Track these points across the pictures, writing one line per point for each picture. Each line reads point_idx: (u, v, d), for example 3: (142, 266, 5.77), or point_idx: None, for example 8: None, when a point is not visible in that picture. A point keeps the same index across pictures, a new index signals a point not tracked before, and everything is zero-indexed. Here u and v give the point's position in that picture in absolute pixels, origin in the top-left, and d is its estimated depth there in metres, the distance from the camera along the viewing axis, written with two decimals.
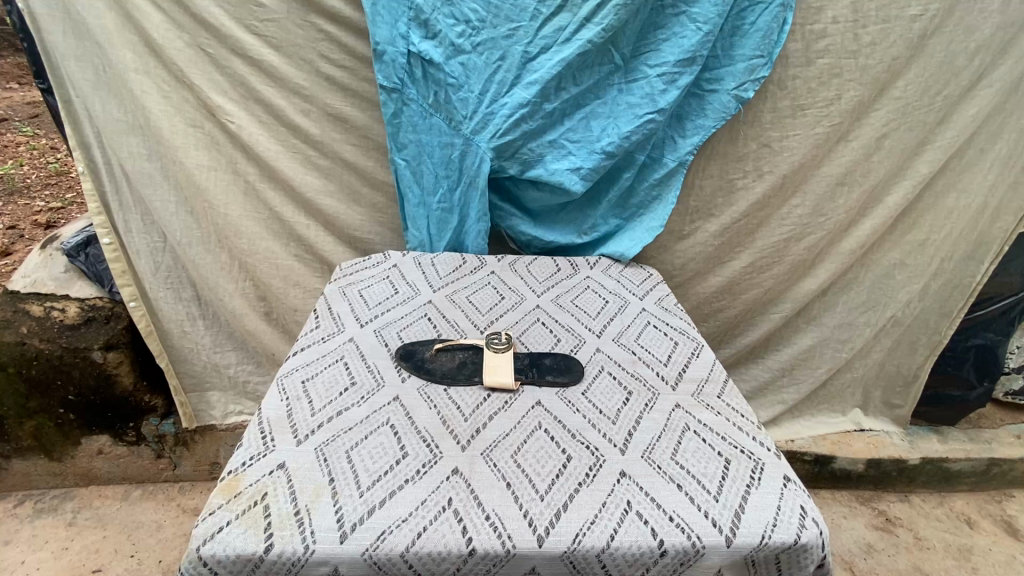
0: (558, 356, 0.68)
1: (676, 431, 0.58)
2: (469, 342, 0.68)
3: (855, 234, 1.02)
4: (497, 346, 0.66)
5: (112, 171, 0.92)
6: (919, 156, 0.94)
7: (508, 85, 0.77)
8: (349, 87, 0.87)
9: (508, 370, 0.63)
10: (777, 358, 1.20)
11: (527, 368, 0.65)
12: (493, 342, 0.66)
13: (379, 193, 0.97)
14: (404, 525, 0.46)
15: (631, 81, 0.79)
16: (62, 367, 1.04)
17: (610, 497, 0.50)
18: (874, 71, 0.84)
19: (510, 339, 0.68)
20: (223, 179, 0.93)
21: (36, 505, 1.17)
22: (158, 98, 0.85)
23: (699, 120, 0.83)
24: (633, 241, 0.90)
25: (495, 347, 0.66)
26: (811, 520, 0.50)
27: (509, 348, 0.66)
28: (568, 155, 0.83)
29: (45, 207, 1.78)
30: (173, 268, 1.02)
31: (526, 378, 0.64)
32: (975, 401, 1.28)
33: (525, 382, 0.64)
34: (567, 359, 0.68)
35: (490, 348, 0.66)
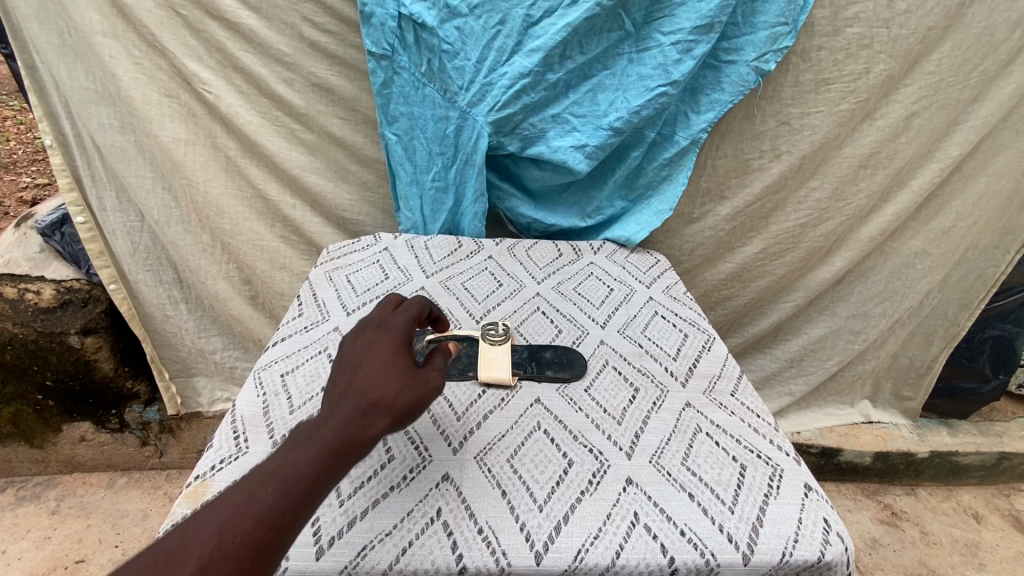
0: (560, 348, 0.63)
1: (687, 434, 0.53)
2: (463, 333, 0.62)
3: (875, 220, 0.97)
4: (494, 337, 0.60)
5: (83, 145, 0.86)
6: (949, 137, 0.88)
7: (508, 53, 0.71)
8: (335, 54, 0.80)
9: (506, 366, 0.58)
10: (785, 349, 1.16)
11: (524, 361, 0.61)
12: (489, 331, 0.61)
13: (369, 171, 0.91)
14: (388, 539, 0.42)
15: (643, 50, 0.73)
16: (37, 351, 0.99)
17: (615, 508, 0.46)
18: (907, 42, 0.78)
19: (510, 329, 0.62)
20: (202, 154, 0.87)
21: (19, 491, 1.13)
22: (127, 65, 0.79)
23: (715, 94, 0.77)
24: (640, 225, 0.85)
25: (491, 338, 0.60)
26: (835, 535, 0.45)
27: (508, 341, 0.60)
28: (572, 130, 0.76)
29: (31, 184, 1.72)
30: (153, 249, 0.97)
31: (525, 372, 0.59)
32: (989, 394, 1.23)
33: (522, 376, 0.59)
34: (569, 352, 0.63)
35: (486, 340, 0.60)
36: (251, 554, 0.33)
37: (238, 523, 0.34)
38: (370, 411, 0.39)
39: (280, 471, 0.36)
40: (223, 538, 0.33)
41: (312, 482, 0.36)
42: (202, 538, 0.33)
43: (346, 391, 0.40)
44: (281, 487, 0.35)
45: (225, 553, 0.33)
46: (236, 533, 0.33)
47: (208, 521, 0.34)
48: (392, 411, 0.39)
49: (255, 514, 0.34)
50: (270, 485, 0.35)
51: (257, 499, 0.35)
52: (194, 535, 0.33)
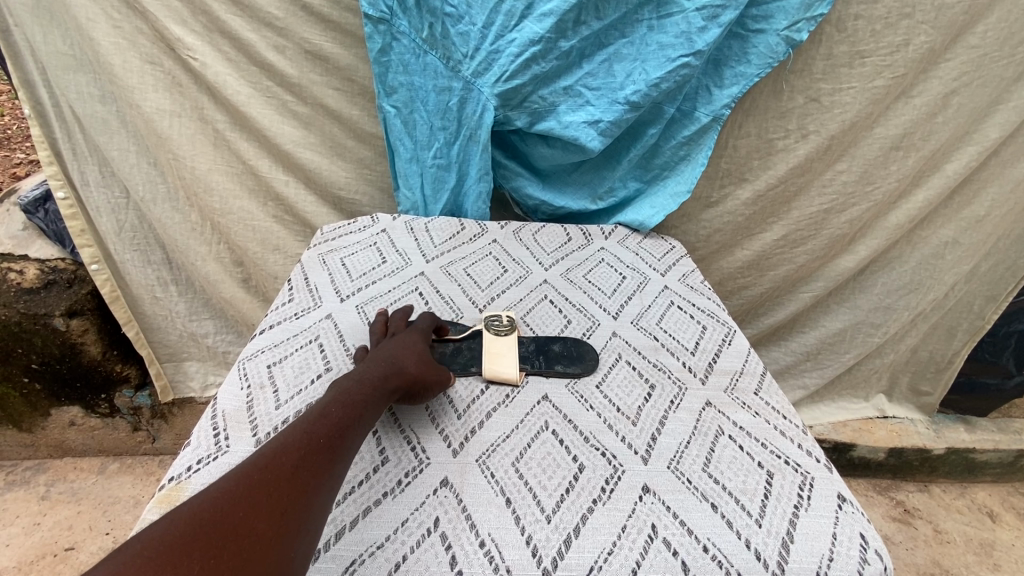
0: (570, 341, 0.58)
1: (708, 437, 0.49)
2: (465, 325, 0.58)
3: (904, 207, 0.91)
4: (499, 329, 0.56)
5: (62, 115, 0.81)
6: (989, 118, 0.82)
7: (518, 17, 0.65)
8: (330, 18, 0.74)
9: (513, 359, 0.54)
10: (800, 341, 1.12)
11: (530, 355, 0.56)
12: (494, 323, 0.57)
13: (367, 147, 0.86)
14: (378, 553, 0.38)
15: (664, 15, 0.66)
16: (21, 334, 0.95)
17: (631, 520, 0.41)
18: (952, 12, 0.71)
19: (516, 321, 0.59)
20: (188, 127, 0.81)
21: (8, 475, 1.11)
22: (106, 28, 0.73)
23: (740, 67, 0.71)
24: (654, 208, 0.80)
25: (497, 329, 0.56)
26: (874, 554, 0.41)
27: (514, 331, 0.57)
28: (585, 105, 0.70)
29: (25, 159, 1.67)
30: (139, 228, 0.92)
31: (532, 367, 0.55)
32: (1011, 390, 1.19)
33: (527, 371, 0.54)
34: (580, 346, 0.58)
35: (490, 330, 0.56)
36: (336, 449, 0.38)
37: (322, 427, 0.38)
38: (403, 366, 0.47)
39: (343, 397, 0.42)
40: (312, 437, 0.37)
41: (366, 407, 0.42)
42: (291, 440, 0.37)
43: (378, 355, 0.48)
44: (345, 407, 0.41)
45: (317, 447, 0.37)
46: (321, 434, 0.38)
47: (291, 429, 0.38)
48: (421, 369, 0.48)
49: (333, 423, 0.39)
50: (334, 406, 0.40)
51: (331, 414, 0.40)
52: (286, 437, 0.37)
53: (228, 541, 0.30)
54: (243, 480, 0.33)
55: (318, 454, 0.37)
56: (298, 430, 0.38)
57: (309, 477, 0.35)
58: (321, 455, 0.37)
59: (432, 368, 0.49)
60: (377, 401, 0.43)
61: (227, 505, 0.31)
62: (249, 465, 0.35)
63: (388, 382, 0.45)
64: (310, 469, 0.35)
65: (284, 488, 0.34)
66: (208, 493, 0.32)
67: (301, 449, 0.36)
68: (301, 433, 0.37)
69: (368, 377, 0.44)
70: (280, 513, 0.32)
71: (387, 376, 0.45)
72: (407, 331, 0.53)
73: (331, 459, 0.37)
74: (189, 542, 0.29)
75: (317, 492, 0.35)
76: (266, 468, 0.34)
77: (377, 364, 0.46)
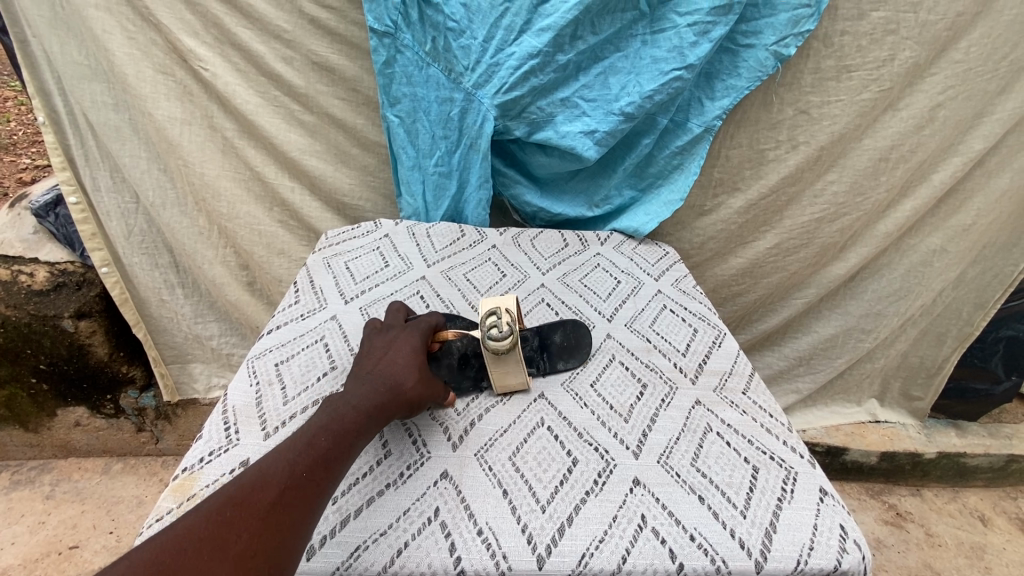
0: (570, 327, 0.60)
1: (697, 433, 0.51)
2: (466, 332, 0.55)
3: (893, 215, 0.94)
4: (497, 344, 0.51)
5: (76, 122, 0.84)
6: (973, 129, 0.85)
7: (517, 32, 0.68)
8: (337, 31, 0.77)
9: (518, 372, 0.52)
10: (793, 346, 1.14)
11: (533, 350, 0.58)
12: (492, 333, 0.52)
13: (371, 155, 0.88)
14: (382, 539, 0.40)
15: (657, 31, 0.69)
16: (30, 334, 0.97)
17: (622, 510, 0.43)
18: (934, 28, 0.74)
19: (517, 325, 0.53)
20: (198, 134, 0.84)
21: (14, 475, 1.12)
22: (122, 39, 0.76)
23: (731, 80, 0.74)
24: (649, 215, 0.82)
25: (495, 343, 0.51)
26: (852, 543, 0.43)
27: (513, 341, 0.51)
28: (582, 115, 0.73)
29: (31, 164, 1.69)
30: (148, 232, 0.95)
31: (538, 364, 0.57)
32: (1000, 395, 1.21)
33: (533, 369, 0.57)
34: (578, 330, 0.60)
35: (489, 346, 0.51)
36: (320, 485, 0.37)
37: (306, 460, 0.38)
38: (401, 386, 0.45)
39: (334, 423, 0.41)
40: (295, 470, 0.37)
41: (358, 435, 0.41)
42: (276, 473, 0.36)
43: (378, 369, 0.46)
44: (335, 437, 0.40)
45: (299, 483, 0.36)
46: (305, 468, 0.37)
47: (276, 459, 0.37)
48: (419, 391, 0.46)
49: (318, 455, 0.38)
50: (324, 434, 0.40)
51: (319, 443, 0.39)
52: (269, 469, 0.37)
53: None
54: (217, 516, 0.33)
55: (296, 492, 0.36)
56: (282, 462, 0.37)
57: (285, 518, 0.34)
58: (303, 492, 0.36)
59: (429, 389, 0.47)
60: (371, 429, 0.42)
61: (199, 546, 0.31)
62: (227, 497, 0.34)
63: (385, 404, 0.44)
64: (287, 508, 0.35)
65: (260, 530, 0.33)
66: (181, 526, 0.32)
67: (281, 486, 0.36)
68: (284, 467, 0.37)
69: (364, 397, 0.43)
70: (251, 557, 0.32)
71: (384, 403, 0.44)
72: (407, 338, 0.50)
73: (310, 496, 0.36)
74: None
75: (290, 535, 0.34)
76: (241, 505, 0.34)
77: (375, 383, 0.45)
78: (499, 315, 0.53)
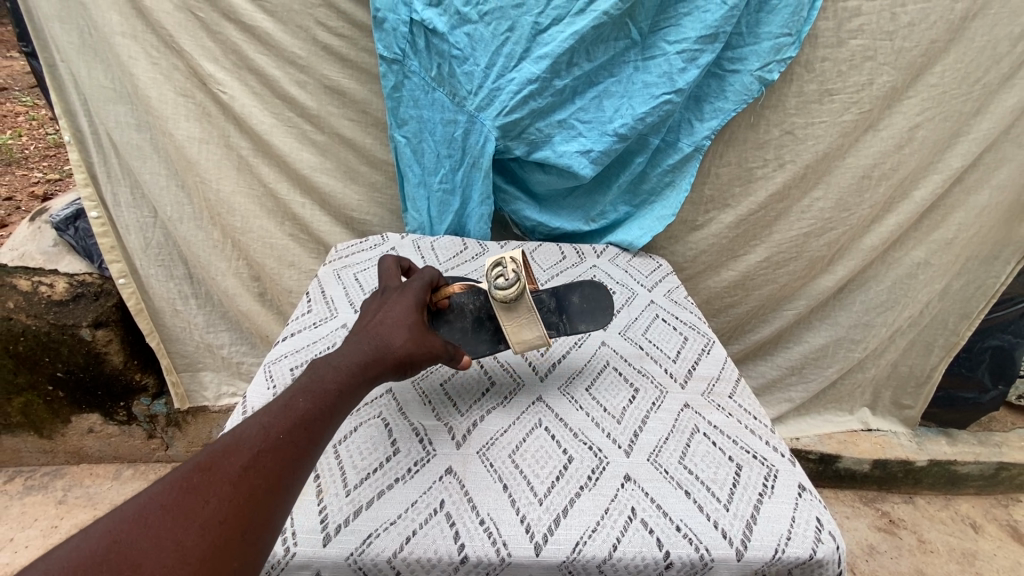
0: (591, 292, 0.66)
1: (685, 433, 0.54)
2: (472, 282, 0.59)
3: (878, 230, 0.98)
4: (505, 292, 0.55)
5: (99, 141, 0.89)
6: (951, 148, 0.89)
7: (517, 59, 0.72)
8: (348, 57, 0.82)
9: (529, 317, 0.57)
10: (786, 356, 1.18)
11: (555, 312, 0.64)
12: (498, 283, 0.56)
13: (378, 172, 0.92)
14: (392, 528, 0.44)
15: (648, 58, 0.74)
16: (49, 343, 1.01)
17: (614, 503, 0.47)
18: (909, 55, 0.79)
19: (521, 271, 0.56)
20: (215, 152, 0.89)
21: (27, 481, 1.15)
22: (146, 65, 0.81)
23: (719, 103, 0.79)
24: (642, 230, 0.87)
25: (502, 293, 0.55)
26: (827, 534, 0.46)
27: (519, 288, 0.55)
28: (578, 136, 0.78)
29: (42, 179, 1.74)
30: (164, 245, 0.99)
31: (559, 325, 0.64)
32: (989, 404, 1.24)
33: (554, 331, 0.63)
34: (597, 292, 0.66)
35: (497, 297, 0.56)
36: (298, 447, 0.37)
37: (282, 422, 0.38)
38: (390, 347, 0.46)
39: (315, 385, 0.41)
40: (271, 432, 0.37)
41: (339, 395, 0.42)
42: (251, 436, 0.36)
43: (368, 331, 0.47)
44: (314, 399, 0.40)
45: (275, 445, 0.37)
46: (282, 430, 0.37)
47: (252, 422, 0.37)
48: (411, 348, 0.47)
49: (295, 417, 0.38)
50: (303, 397, 0.40)
51: (298, 406, 0.39)
52: (242, 433, 0.37)
53: (159, 556, 0.30)
54: (186, 483, 0.33)
55: (271, 455, 0.36)
56: (257, 425, 0.37)
57: (258, 482, 0.35)
58: (280, 454, 0.36)
59: (425, 344, 0.48)
60: (354, 388, 0.43)
61: (166, 513, 0.31)
62: (197, 463, 0.34)
63: (370, 366, 0.44)
64: (260, 471, 0.35)
65: (233, 494, 0.34)
66: (146, 495, 0.32)
67: (254, 450, 0.36)
68: (259, 431, 0.37)
69: (348, 360, 0.44)
70: (223, 521, 0.32)
71: (369, 362, 0.45)
72: (403, 297, 0.52)
73: (286, 459, 0.37)
74: (118, 558, 0.29)
75: (265, 499, 0.35)
76: (210, 471, 0.34)
77: (362, 344, 0.46)
78: (503, 264, 0.57)
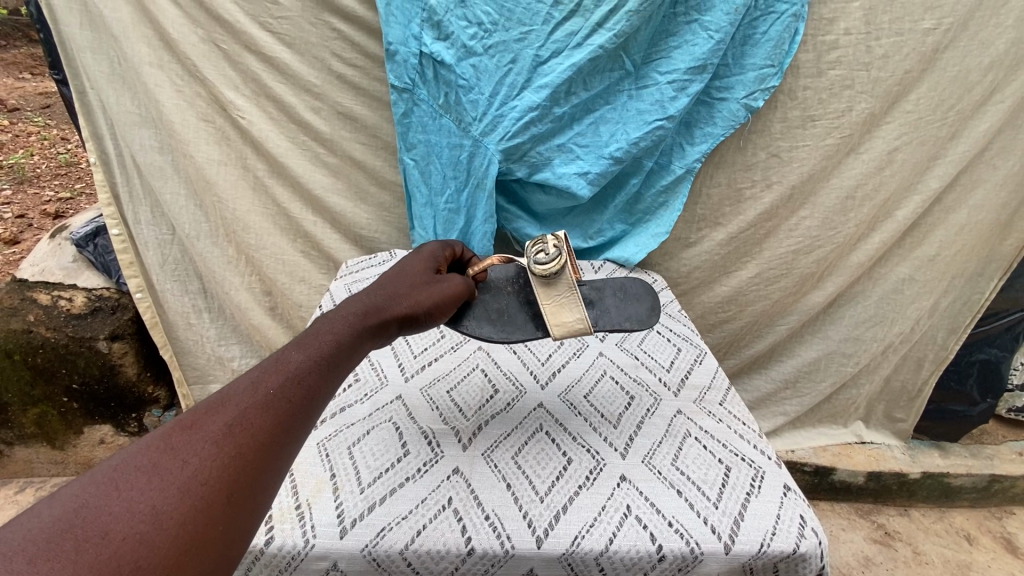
0: (629, 288, 0.68)
1: (677, 438, 0.58)
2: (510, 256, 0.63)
3: (864, 248, 1.02)
4: (545, 266, 0.59)
5: (123, 163, 0.94)
6: (930, 170, 0.94)
7: (518, 89, 0.78)
8: (360, 86, 0.87)
9: (567, 295, 0.60)
10: (779, 370, 1.21)
11: (594, 303, 0.65)
12: (538, 258, 0.60)
13: (386, 193, 0.97)
14: (404, 522, 0.47)
15: (641, 87, 0.79)
16: (67, 355, 1.05)
17: (610, 501, 0.50)
18: (885, 84, 0.84)
19: (563, 247, 0.60)
20: (232, 174, 0.94)
21: (38, 491, 1.18)
22: (170, 92, 0.87)
23: (708, 128, 0.84)
24: (638, 246, 0.92)
25: (542, 268, 0.59)
26: (810, 530, 0.49)
27: (559, 263, 0.59)
28: (576, 159, 0.83)
29: (54, 197, 1.79)
30: (181, 260, 1.03)
31: (599, 316, 0.64)
32: (978, 416, 1.27)
33: (596, 323, 0.62)
34: (637, 291, 0.67)
35: (537, 270, 0.59)
36: (289, 400, 0.37)
37: (272, 377, 0.37)
38: (387, 303, 0.48)
39: (306, 343, 0.41)
40: (260, 387, 0.36)
41: (335, 348, 0.42)
42: (239, 395, 0.36)
43: (366, 291, 0.49)
44: (306, 353, 0.40)
45: (264, 401, 0.36)
46: (273, 385, 0.37)
47: (240, 381, 0.37)
48: (408, 305, 0.49)
49: (286, 372, 0.38)
50: (295, 351, 0.40)
51: (290, 362, 0.39)
52: (230, 391, 0.36)
53: (132, 517, 0.28)
54: (165, 442, 0.32)
55: (260, 410, 0.35)
56: (246, 382, 0.37)
57: (245, 437, 0.34)
58: (268, 412, 0.35)
59: (426, 296, 0.52)
60: (351, 341, 0.43)
61: (141, 473, 0.30)
62: (179, 422, 0.33)
63: (365, 320, 0.45)
64: (247, 427, 0.34)
65: (217, 453, 0.32)
66: (122, 457, 0.31)
67: (240, 408, 0.35)
68: (246, 388, 0.36)
69: (342, 317, 0.44)
70: (203, 483, 0.31)
71: (367, 314, 0.46)
72: (416, 258, 0.57)
73: (277, 412, 0.36)
74: (88, 523, 0.27)
75: (254, 455, 0.34)
76: (192, 429, 0.33)
77: (359, 301, 0.47)
78: (544, 241, 0.61)
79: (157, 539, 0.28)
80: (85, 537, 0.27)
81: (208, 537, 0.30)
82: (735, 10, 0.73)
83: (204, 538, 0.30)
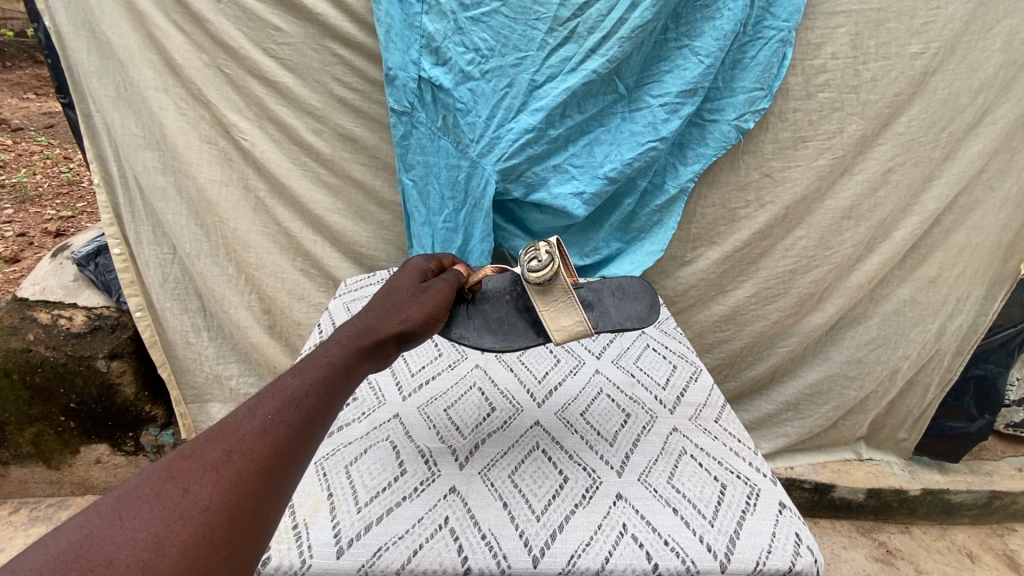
0: (627, 287, 0.68)
1: (673, 455, 0.58)
2: (505, 266, 0.65)
3: (862, 268, 1.03)
4: (538, 274, 0.59)
5: (126, 183, 0.96)
6: (926, 192, 0.95)
7: (515, 111, 0.79)
8: (361, 109, 0.89)
9: (565, 299, 0.60)
10: (780, 390, 1.22)
11: (593, 304, 0.66)
12: (532, 265, 0.60)
13: (386, 212, 0.98)
14: (400, 542, 0.47)
15: (634, 110, 0.82)
16: (65, 374, 1.05)
17: (606, 519, 0.50)
18: (875, 106, 0.87)
19: (555, 251, 0.59)
20: (234, 194, 0.95)
21: (33, 512, 1.16)
22: (175, 115, 0.89)
23: (700, 148, 0.86)
24: (633, 264, 0.93)
25: (537, 274, 0.59)
26: (806, 548, 0.49)
27: (553, 268, 0.58)
28: (571, 179, 0.84)
29: (56, 216, 1.80)
30: (180, 279, 1.04)
31: (599, 317, 0.64)
32: (977, 433, 1.26)
33: (597, 324, 0.63)
34: (632, 288, 0.68)
35: (532, 278, 0.59)
36: (287, 422, 0.37)
37: (269, 401, 0.38)
38: (380, 324, 0.49)
39: (302, 368, 0.42)
40: (259, 411, 0.37)
41: (330, 369, 0.43)
42: (240, 421, 0.36)
43: (358, 313, 0.50)
44: (302, 376, 0.41)
45: (264, 425, 0.36)
46: (271, 410, 0.38)
47: (240, 408, 0.37)
48: (400, 324, 0.51)
49: (284, 396, 0.39)
50: (292, 376, 0.41)
51: (286, 387, 0.40)
52: (230, 418, 0.37)
53: (133, 545, 0.28)
54: (167, 471, 0.32)
55: (259, 434, 0.36)
56: (245, 409, 0.37)
57: (245, 461, 0.34)
58: (268, 436, 0.36)
59: (418, 315, 0.53)
60: (345, 360, 0.44)
61: (144, 501, 0.31)
62: (180, 452, 0.34)
63: (359, 341, 0.46)
64: (248, 451, 0.35)
65: (219, 479, 0.33)
66: (127, 487, 0.31)
67: (240, 434, 0.36)
68: (244, 414, 0.37)
69: (336, 340, 0.45)
70: (205, 509, 0.31)
71: (361, 335, 0.47)
72: (406, 272, 0.58)
73: (276, 434, 0.36)
74: (93, 552, 0.28)
75: (253, 480, 0.34)
76: (194, 457, 0.34)
77: (353, 324, 0.48)
78: (536, 248, 0.61)
79: (161, 565, 0.28)
80: (89, 565, 0.27)
81: (210, 564, 0.30)
82: (724, 36, 0.75)
83: (209, 563, 0.30)
